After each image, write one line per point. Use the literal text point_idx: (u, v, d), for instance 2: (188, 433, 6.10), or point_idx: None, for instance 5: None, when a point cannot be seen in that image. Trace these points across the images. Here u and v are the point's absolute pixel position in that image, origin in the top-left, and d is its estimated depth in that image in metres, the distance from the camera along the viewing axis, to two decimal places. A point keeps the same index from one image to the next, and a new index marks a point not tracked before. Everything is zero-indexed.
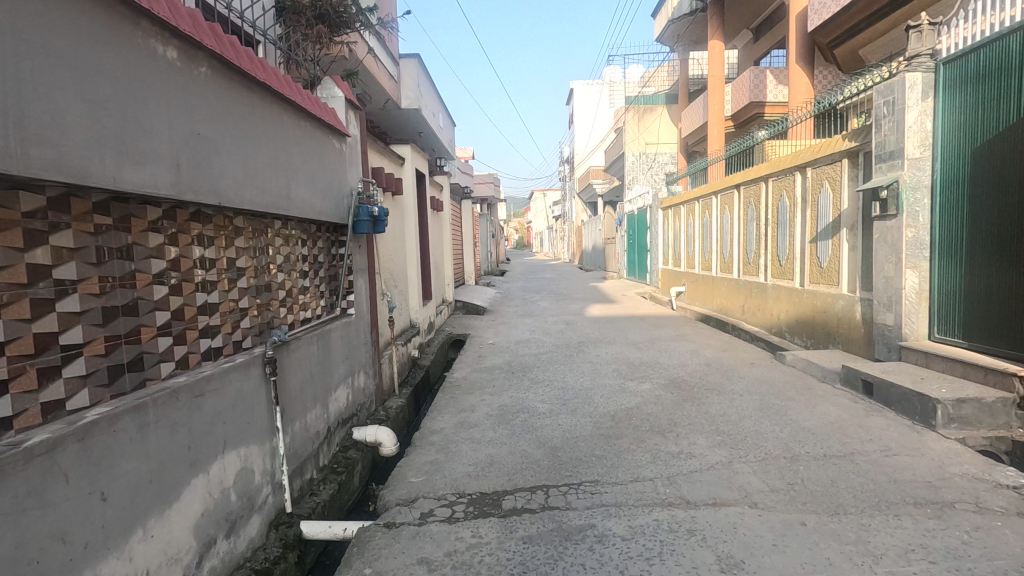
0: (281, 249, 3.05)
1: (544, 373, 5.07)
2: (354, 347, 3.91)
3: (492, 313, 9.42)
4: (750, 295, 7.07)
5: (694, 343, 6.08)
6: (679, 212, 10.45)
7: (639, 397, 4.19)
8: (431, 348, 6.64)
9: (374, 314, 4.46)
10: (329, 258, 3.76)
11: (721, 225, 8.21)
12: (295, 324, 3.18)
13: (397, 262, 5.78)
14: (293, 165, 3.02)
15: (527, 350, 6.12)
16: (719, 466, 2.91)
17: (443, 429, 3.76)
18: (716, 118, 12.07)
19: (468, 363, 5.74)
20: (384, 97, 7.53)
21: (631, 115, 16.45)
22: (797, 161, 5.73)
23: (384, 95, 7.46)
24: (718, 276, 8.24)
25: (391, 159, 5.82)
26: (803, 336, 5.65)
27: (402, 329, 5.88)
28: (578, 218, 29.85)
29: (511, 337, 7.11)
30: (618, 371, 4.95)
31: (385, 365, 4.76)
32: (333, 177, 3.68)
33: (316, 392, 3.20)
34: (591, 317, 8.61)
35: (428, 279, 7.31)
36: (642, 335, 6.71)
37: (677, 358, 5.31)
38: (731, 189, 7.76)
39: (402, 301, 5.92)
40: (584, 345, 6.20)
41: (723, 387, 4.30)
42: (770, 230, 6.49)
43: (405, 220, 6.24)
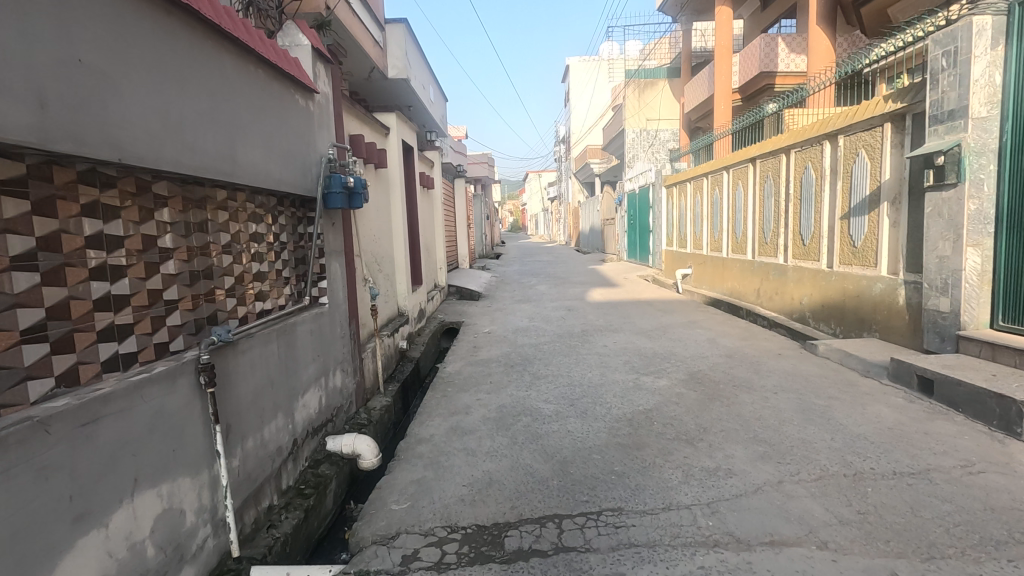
0: (227, 226, 2.45)
1: (547, 366, 4.52)
2: (327, 342, 3.34)
3: (487, 298, 8.85)
4: (766, 278, 6.55)
5: (710, 330, 5.55)
6: (685, 189, 9.86)
7: (658, 395, 3.66)
8: (422, 338, 6.10)
9: (353, 303, 3.90)
10: (295, 238, 3.16)
11: (733, 202, 7.64)
12: (247, 318, 2.60)
13: (382, 244, 5.21)
14: (240, 118, 2.40)
15: (526, 340, 5.57)
16: (768, 488, 2.39)
17: (432, 437, 3.22)
18: (722, 92, 11.13)
19: (462, 355, 5.19)
20: (367, 64, 6.86)
21: (631, 90, 15.67)
22: (826, 129, 5.16)
23: (368, 62, 6.79)
24: (729, 257, 7.72)
25: (373, 129, 5.19)
26: (831, 322, 5.15)
27: (389, 318, 5.34)
28: (575, 200, 29.15)
29: (509, 324, 6.55)
30: (630, 364, 4.41)
31: (368, 360, 4.22)
32: (299, 141, 3.06)
33: (277, 400, 2.63)
34: (594, 302, 8.06)
35: (419, 262, 6.75)
36: (651, 321, 6.17)
37: (694, 349, 4.77)
38: (745, 162, 7.18)
39: (388, 286, 5.37)
40: (589, 334, 5.66)
41: (753, 383, 3.77)
42: (791, 206, 5.94)
43: (392, 198, 5.66)
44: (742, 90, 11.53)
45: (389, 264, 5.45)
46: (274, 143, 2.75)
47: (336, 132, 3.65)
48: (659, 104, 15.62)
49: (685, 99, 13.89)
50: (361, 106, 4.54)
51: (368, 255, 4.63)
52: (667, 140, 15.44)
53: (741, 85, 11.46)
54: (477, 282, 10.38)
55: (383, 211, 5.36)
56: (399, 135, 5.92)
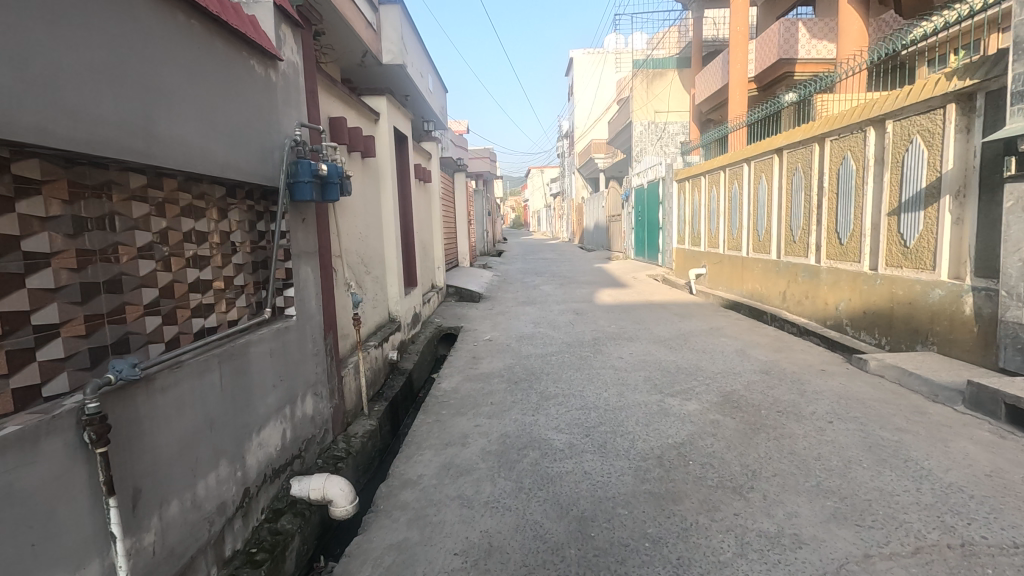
0: (148, 222, 1.87)
1: (555, 384, 3.95)
2: (294, 363, 2.77)
3: (488, 300, 8.29)
4: (795, 280, 5.97)
5: (737, 339, 4.98)
6: (699, 184, 9.26)
7: (689, 424, 3.09)
8: (416, 346, 5.55)
9: (330, 312, 3.33)
10: (251, 237, 2.58)
11: (755, 197, 7.06)
12: (179, 340, 2.03)
13: (370, 242, 4.66)
14: (162, 80, 1.82)
15: (532, 350, 4.99)
16: (854, 567, 1.82)
17: (420, 480, 2.65)
18: (738, 80, 10.49)
19: (459, 367, 4.62)
20: (360, 50, 6.22)
21: (639, 80, 14.73)
22: (871, 113, 4.57)
23: (360, 48, 6.15)
24: (750, 257, 7.15)
25: (360, 113, 4.62)
26: (875, 332, 4.58)
27: (377, 325, 4.77)
28: (579, 196, 28.54)
29: (512, 331, 5.98)
30: (651, 382, 3.84)
31: (350, 377, 3.66)
32: (258, 117, 2.48)
33: (218, 444, 2.06)
34: (603, 305, 7.49)
35: (414, 262, 6.18)
36: (669, 328, 5.60)
37: (724, 363, 4.19)
38: (770, 154, 6.58)
39: (377, 290, 4.82)
40: (601, 343, 5.08)
41: (800, 408, 3.20)
42: (826, 202, 5.36)
43: (383, 191, 5.09)
44: (758, 79, 10.91)
45: (378, 264, 4.90)
46: (220, 117, 2.17)
47: (308, 111, 3.07)
48: (667, 95, 14.95)
49: (696, 90, 13.26)
50: (345, 85, 3.97)
51: (350, 256, 4.07)
52: (676, 131, 14.99)
53: (756, 73, 10.85)
54: (478, 282, 9.81)
55: (372, 206, 4.80)
56: (392, 121, 5.34)
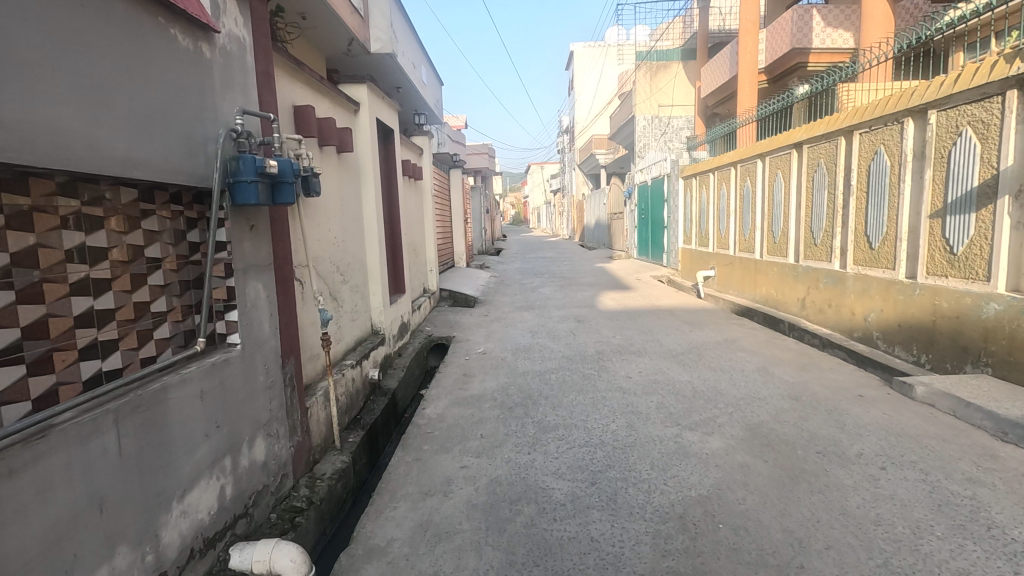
0: (3, 237, 1.38)
1: (554, 412, 3.46)
2: (237, 402, 2.28)
3: (484, 305, 7.80)
4: (816, 287, 5.48)
5: (757, 354, 4.49)
6: (707, 181, 8.76)
7: (714, 469, 2.61)
8: (403, 359, 5.08)
9: (291, 333, 2.85)
10: (178, 250, 2.08)
11: (770, 195, 6.56)
12: (58, 393, 1.54)
13: (348, 247, 4.19)
14: (12, 47, 1.32)
15: (529, 367, 4.50)
16: None
17: (389, 548, 2.16)
18: (747, 72, 9.98)
19: (447, 387, 4.14)
20: (345, 39, 5.70)
21: (642, 73, 14.29)
22: (909, 103, 4.08)
23: (344, 37, 5.63)
24: (765, 260, 6.66)
25: (337, 103, 4.13)
26: (912, 348, 4.10)
27: (356, 340, 4.28)
28: (580, 193, 28.05)
29: (508, 342, 5.50)
30: (665, 411, 3.35)
31: (319, 406, 3.18)
32: (184, 102, 1.99)
33: (114, 528, 1.58)
34: (606, 310, 7.00)
35: (401, 267, 5.69)
36: (680, 340, 5.11)
37: (745, 385, 3.71)
38: (788, 149, 6.08)
39: (357, 299, 4.33)
40: (606, 358, 4.59)
41: (843, 448, 2.72)
42: (854, 201, 4.87)
43: (364, 189, 4.60)
44: (769, 70, 10.38)
45: (359, 271, 4.43)
46: (121, 98, 1.68)
47: (259, 97, 2.57)
48: (671, 88, 14.18)
49: (702, 84, 12.74)
50: (315, 71, 3.48)
51: (321, 265, 3.59)
52: (680, 126, 14.44)
53: (767, 64, 10.31)
54: (474, 285, 9.31)
55: (351, 206, 4.32)
56: (375, 113, 4.84)
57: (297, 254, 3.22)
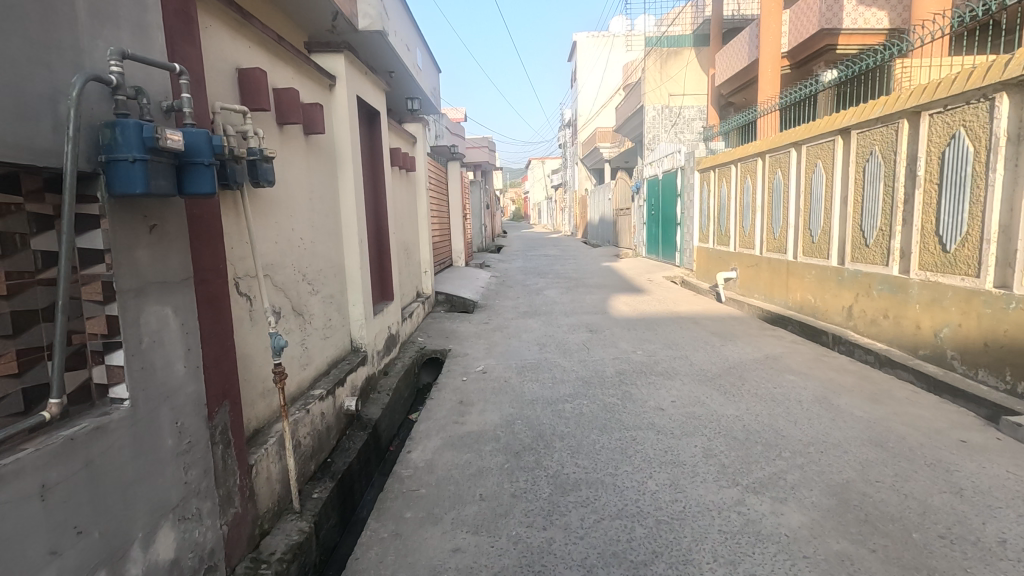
0: None
1: (574, 462, 2.73)
2: (123, 485, 1.55)
3: (483, 310, 7.07)
4: (869, 295, 4.76)
5: (810, 378, 3.77)
6: (729, 174, 8.01)
7: (804, 562, 1.89)
8: (391, 379, 4.37)
9: (226, 370, 2.12)
10: (12, 262, 1.34)
11: (807, 189, 5.83)
12: None
13: (320, 250, 3.47)
14: None
15: (538, 393, 3.78)
16: None
17: None
18: (768, 55, 9.21)
19: (439, 421, 3.40)
20: None
21: (651, 61, 13.39)
22: (1005, 74, 3.35)
23: None
24: (801, 263, 5.95)
25: (308, 76, 3.40)
26: (1005, 374, 3.39)
27: (330, 361, 3.56)
28: (582, 188, 27.29)
29: (512, 357, 4.77)
30: (716, 464, 2.62)
31: (271, 459, 2.46)
32: (8, 32, 1.25)
33: None
34: (622, 317, 6.27)
35: (389, 270, 4.96)
36: (714, 358, 4.38)
37: (809, 424, 2.97)
38: (831, 135, 5.34)
39: (331, 312, 3.62)
40: (629, 381, 3.86)
41: (974, 530, 1.99)
42: (920, 196, 4.14)
43: (341, 179, 3.88)
44: (792, 54, 9.59)
45: (334, 277, 3.71)
46: None
47: (169, 46, 1.83)
48: (683, 77, 13.48)
49: (716, 71, 11.98)
50: (270, 28, 2.74)
51: (279, 273, 2.86)
52: (692, 117, 13.65)
53: (791, 48, 9.52)
54: (474, 286, 8.59)
55: (324, 200, 3.59)
56: (355, 90, 4.10)
57: (242, 261, 2.49)
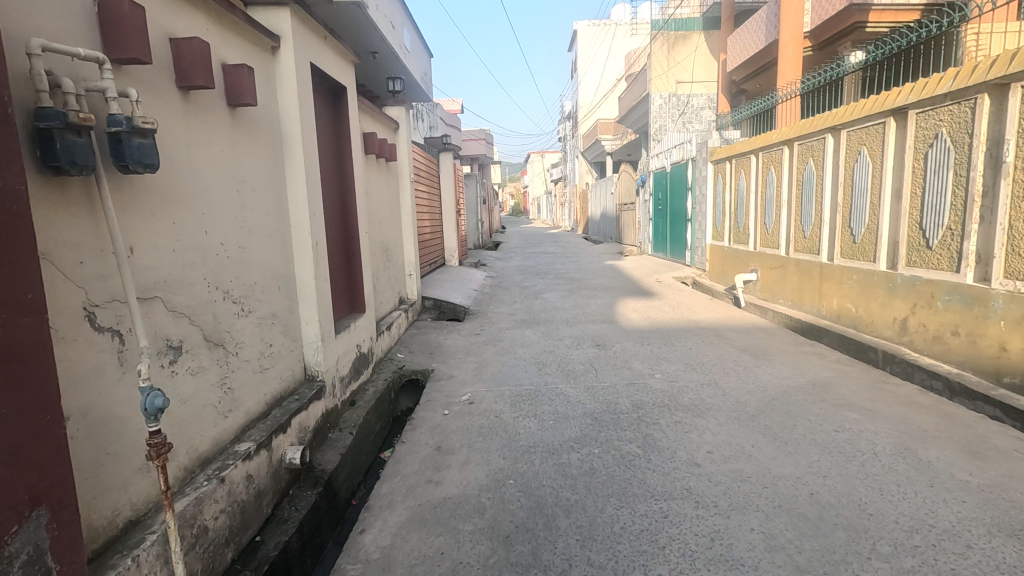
0: None
1: (586, 558, 1.96)
2: None
3: (475, 318, 6.31)
4: (931, 307, 4.00)
5: (878, 417, 2.99)
6: (748, 165, 7.22)
7: None
8: (358, 411, 3.60)
9: (44, 457, 1.34)
10: None
11: (848, 182, 5.04)
12: None
13: (253, 259, 2.70)
14: None
15: (536, 436, 3.01)
16: None
17: None
18: (789, 35, 8.38)
19: (408, 479, 2.63)
20: None
21: (658, 45, 12.60)
22: None
23: None
24: (838, 266, 5.17)
25: (237, 31, 2.61)
26: None
27: (269, 399, 2.79)
28: (583, 182, 26.44)
29: (506, 381, 4.00)
30: (787, 566, 1.84)
31: (147, 570, 1.68)
32: None
33: None
34: (632, 327, 5.51)
35: (359, 277, 4.18)
36: (749, 386, 3.60)
37: (902, 495, 2.20)
38: (880, 117, 4.56)
39: (272, 336, 2.85)
40: (649, 420, 3.09)
41: None
42: (1006, 187, 3.37)
43: (290, 168, 3.10)
44: (815, 35, 8.75)
45: (275, 290, 2.94)
46: None
47: None
48: (691, 62, 12.65)
49: (728, 56, 11.15)
50: None
51: (181, 293, 2.10)
52: (701, 106, 12.85)
53: (813, 28, 8.68)
54: (467, 289, 7.83)
55: (262, 193, 2.82)
56: (309, 56, 3.31)
57: (106, 280, 1.72)
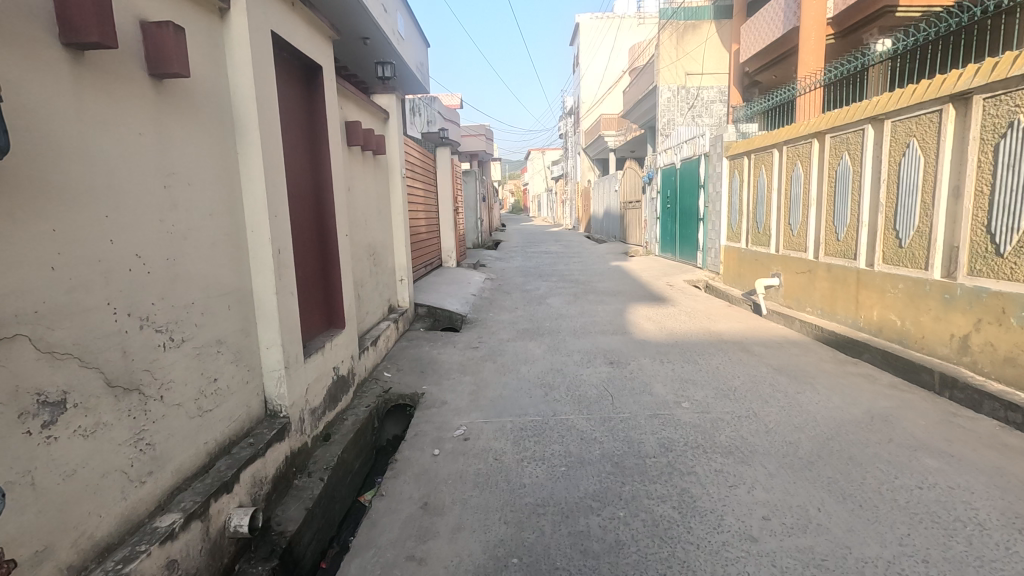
0: None
1: None
2: None
3: (472, 327, 5.75)
4: (1000, 324, 3.44)
5: (965, 466, 2.44)
6: (770, 160, 6.66)
7: None
8: (334, 447, 3.05)
9: None
10: None
11: (893, 178, 4.48)
12: None
13: (189, 273, 2.13)
14: None
15: (545, 489, 2.45)
16: None
17: None
18: (811, 23, 7.82)
19: (384, 555, 2.07)
20: None
21: (667, 34, 11.92)
22: None
23: None
24: (880, 273, 4.61)
25: None
26: None
27: (211, 448, 2.23)
28: (585, 179, 25.82)
29: (508, 409, 3.45)
30: None
31: None
32: None
33: None
34: (647, 340, 4.96)
35: (338, 287, 3.61)
36: (795, 420, 3.05)
37: None
38: (935, 104, 4.00)
39: (216, 368, 2.29)
40: (683, 469, 2.53)
41: None
42: None
43: (244, 159, 2.54)
44: (839, 22, 8.12)
45: (222, 309, 2.37)
46: None
47: None
48: (702, 53, 12.06)
49: (740, 46, 10.57)
50: None
51: (67, 325, 1.54)
52: (711, 98, 12.26)
53: (837, 15, 8.05)
54: (465, 294, 7.27)
55: (203, 189, 2.26)
56: (271, 24, 2.73)
57: None
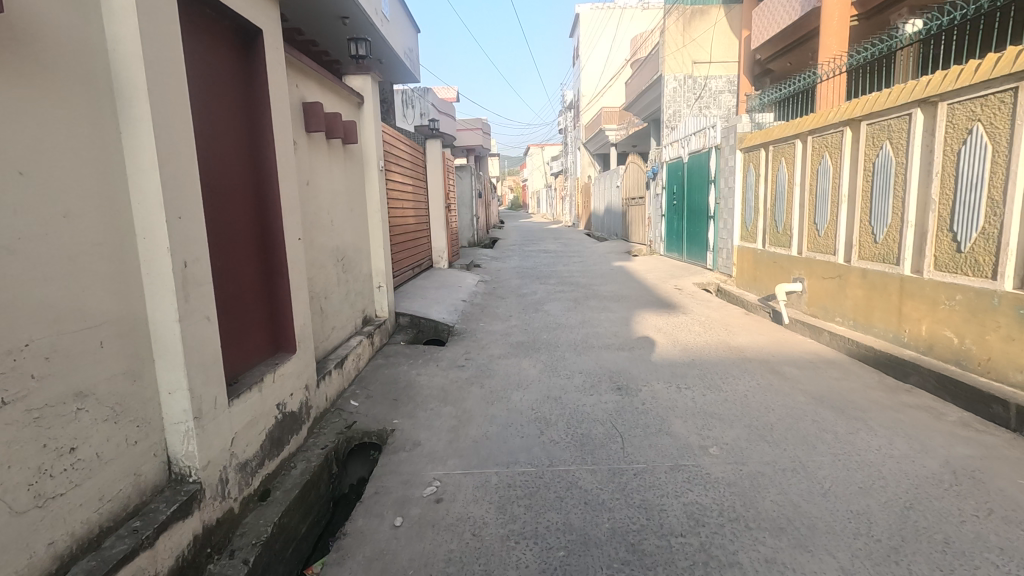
0: None
1: None
2: None
3: (460, 340, 5.09)
4: None
5: None
6: (792, 152, 6.00)
7: None
8: (271, 510, 2.40)
9: None
10: None
11: (949, 170, 3.81)
12: None
13: (18, 303, 1.47)
14: None
15: None
16: None
17: None
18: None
19: None
20: None
21: (673, 20, 11.33)
22: None
23: None
24: (932, 281, 3.94)
25: None
26: None
27: (65, 547, 1.58)
28: (586, 175, 25.13)
29: (493, 453, 2.80)
30: None
31: None
32: None
33: None
34: (658, 358, 4.30)
35: (288, 306, 2.94)
36: (856, 476, 2.39)
37: None
38: (1005, 83, 3.34)
39: (74, 432, 1.63)
40: (722, 560, 1.88)
41: None
42: None
43: (131, 143, 1.88)
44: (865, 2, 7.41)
45: (91, 347, 1.72)
46: None
47: None
48: (709, 41, 11.50)
49: (751, 32, 9.89)
50: None
51: None
52: (718, 89, 11.59)
53: None
54: (455, 299, 6.63)
55: (47, 182, 1.59)
56: None
57: None
